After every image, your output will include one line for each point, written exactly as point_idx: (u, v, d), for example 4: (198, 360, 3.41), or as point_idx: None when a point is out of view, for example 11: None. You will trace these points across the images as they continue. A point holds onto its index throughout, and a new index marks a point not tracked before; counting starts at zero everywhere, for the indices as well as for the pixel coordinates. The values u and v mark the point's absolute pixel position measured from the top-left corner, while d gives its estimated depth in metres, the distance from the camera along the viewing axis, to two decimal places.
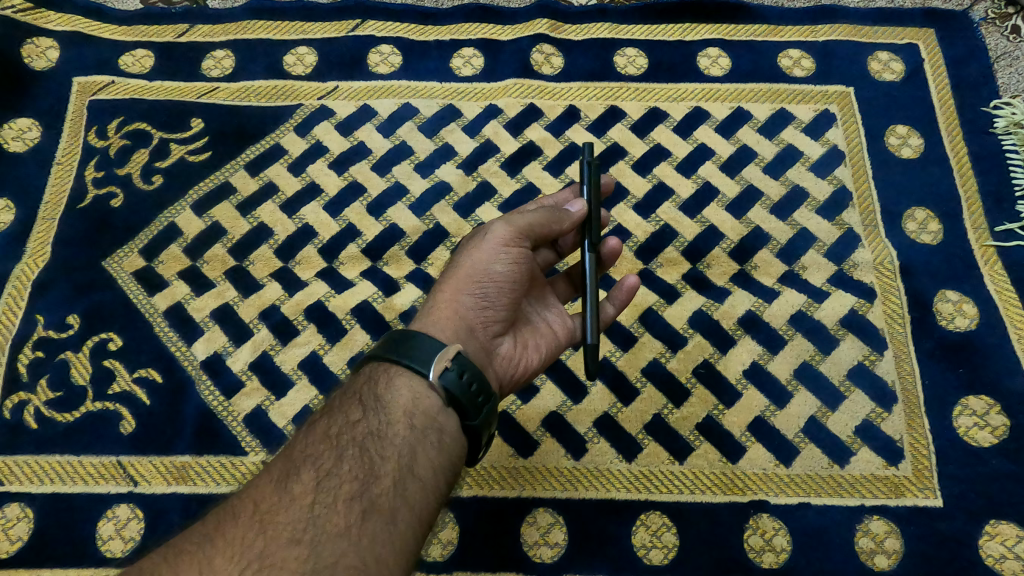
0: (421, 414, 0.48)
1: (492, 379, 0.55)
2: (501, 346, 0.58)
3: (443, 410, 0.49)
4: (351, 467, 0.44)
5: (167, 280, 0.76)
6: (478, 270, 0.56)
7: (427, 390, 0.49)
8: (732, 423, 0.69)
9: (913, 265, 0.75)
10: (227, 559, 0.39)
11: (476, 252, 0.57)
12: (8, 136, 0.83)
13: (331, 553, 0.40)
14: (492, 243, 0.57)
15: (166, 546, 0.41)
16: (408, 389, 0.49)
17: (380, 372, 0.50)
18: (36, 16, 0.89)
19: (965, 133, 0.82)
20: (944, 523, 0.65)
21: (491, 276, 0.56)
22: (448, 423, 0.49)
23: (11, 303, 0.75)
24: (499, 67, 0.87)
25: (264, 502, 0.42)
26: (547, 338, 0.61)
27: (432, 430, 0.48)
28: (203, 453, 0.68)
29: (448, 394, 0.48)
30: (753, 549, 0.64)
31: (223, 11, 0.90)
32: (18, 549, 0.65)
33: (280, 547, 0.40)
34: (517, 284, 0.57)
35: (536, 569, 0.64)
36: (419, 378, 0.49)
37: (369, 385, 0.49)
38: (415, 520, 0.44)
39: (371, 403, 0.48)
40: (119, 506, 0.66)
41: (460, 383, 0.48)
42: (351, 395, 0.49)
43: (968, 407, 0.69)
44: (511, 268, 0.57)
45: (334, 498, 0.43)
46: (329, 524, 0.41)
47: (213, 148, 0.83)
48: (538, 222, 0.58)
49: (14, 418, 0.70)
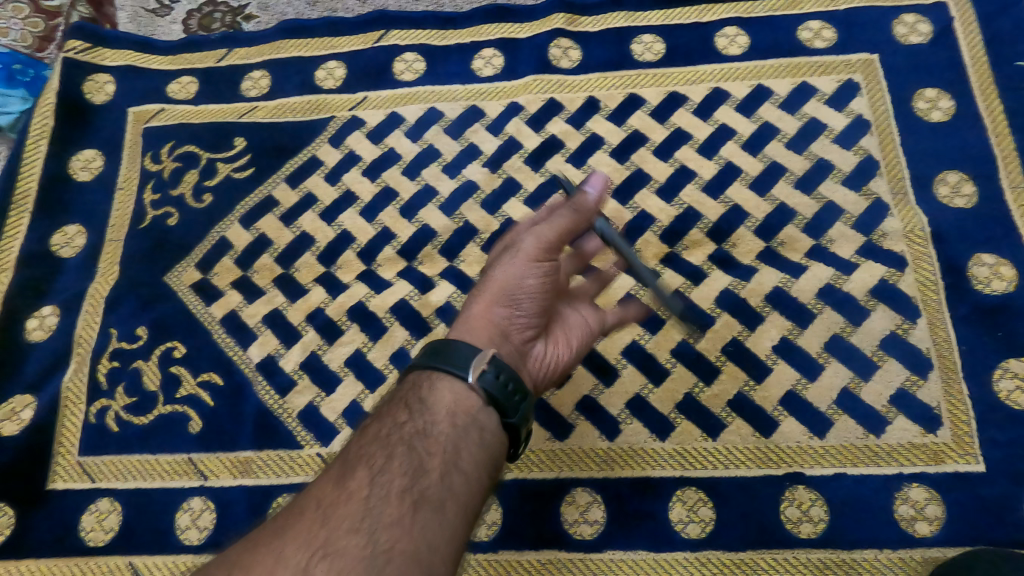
0: (462, 413, 0.51)
1: (527, 380, 0.57)
2: (534, 348, 0.59)
3: (484, 409, 0.52)
4: (400, 463, 0.48)
5: (221, 290, 0.82)
6: (511, 282, 0.57)
7: (467, 391, 0.52)
8: (764, 399, 0.70)
9: (945, 231, 0.74)
10: (297, 548, 0.42)
11: (509, 262, 0.58)
12: (76, 167, 0.91)
13: (389, 538, 0.43)
14: (523, 257, 0.57)
15: (244, 541, 0.44)
16: (449, 391, 0.52)
17: (422, 378, 0.53)
18: (94, 55, 0.96)
19: (1000, 90, 0.79)
20: (986, 488, 0.64)
21: (522, 288, 0.57)
22: (487, 420, 0.52)
23: (88, 318, 0.82)
24: (519, 64, 0.89)
25: (326, 497, 0.46)
26: (576, 334, 0.63)
27: (473, 428, 0.51)
28: (264, 448, 0.74)
29: (487, 395, 0.52)
30: (791, 521, 0.65)
31: (257, 34, 0.95)
32: (110, 538, 0.72)
33: (344, 536, 0.43)
34: (548, 293, 0.59)
35: (576, 547, 0.66)
36: (459, 381, 0.52)
37: (413, 390, 0.53)
38: (461, 510, 0.47)
39: (416, 406, 0.51)
40: (192, 499, 0.72)
41: (498, 383, 0.52)
42: (397, 400, 0.53)
43: (1009, 370, 0.68)
44: (542, 278, 0.58)
45: (387, 491, 0.46)
46: (384, 513, 0.44)
47: (256, 164, 0.89)
48: (565, 229, 0.58)
49: (97, 422, 0.77)
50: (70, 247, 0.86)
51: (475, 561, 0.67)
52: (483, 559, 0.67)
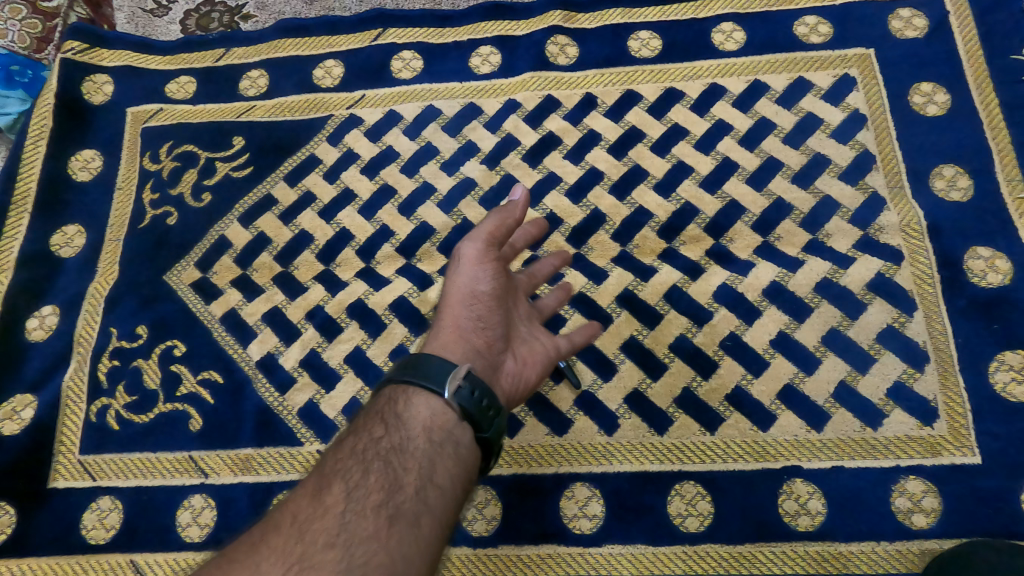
0: (438, 428, 0.52)
1: (500, 394, 0.58)
2: (506, 364, 0.60)
3: (459, 424, 0.53)
4: (375, 478, 0.48)
5: (221, 288, 0.83)
6: (464, 291, 0.60)
7: (443, 407, 0.53)
8: (762, 393, 0.70)
9: (941, 224, 0.74)
10: (273, 563, 0.42)
11: (458, 276, 0.61)
12: (75, 168, 0.91)
13: (363, 553, 0.43)
14: (469, 264, 0.61)
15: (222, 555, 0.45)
16: (425, 406, 0.53)
17: (399, 392, 0.54)
18: (92, 56, 0.96)
19: (995, 84, 0.80)
20: (983, 480, 0.64)
21: (476, 295, 0.60)
22: (463, 435, 0.52)
23: (88, 318, 0.82)
24: (516, 62, 0.89)
25: (301, 513, 0.46)
26: (543, 349, 0.63)
27: (449, 442, 0.52)
28: (264, 445, 0.74)
29: (463, 410, 0.52)
30: (789, 514, 0.65)
31: (255, 33, 0.96)
32: (112, 536, 0.72)
33: (318, 551, 0.43)
34: (501, 300, 0.61)
35: (575, 541, 0.67)
36: (436, 397, 0.53)
37: (390, 404, 0.53)
38: (437, 525, 0.47)
39: (392, 420, 0.52)
40: (193, 497, 0.73)
41: (473, 399, 0.52)
42: (373, 414, 0.53)
43: (1005, 362, 0.68)
44: (492, 282, 0.61)
45: (363, 506, 0.46)
46: (359, 529, 0.44)
47: (255, 163, 0.89)
48: (499, 229, 0.62)
49: (98, 421, 0.77)
50: (70, 247, 0.87)
51: (475, 556, 0.67)
52: (482, 553, 0.67)
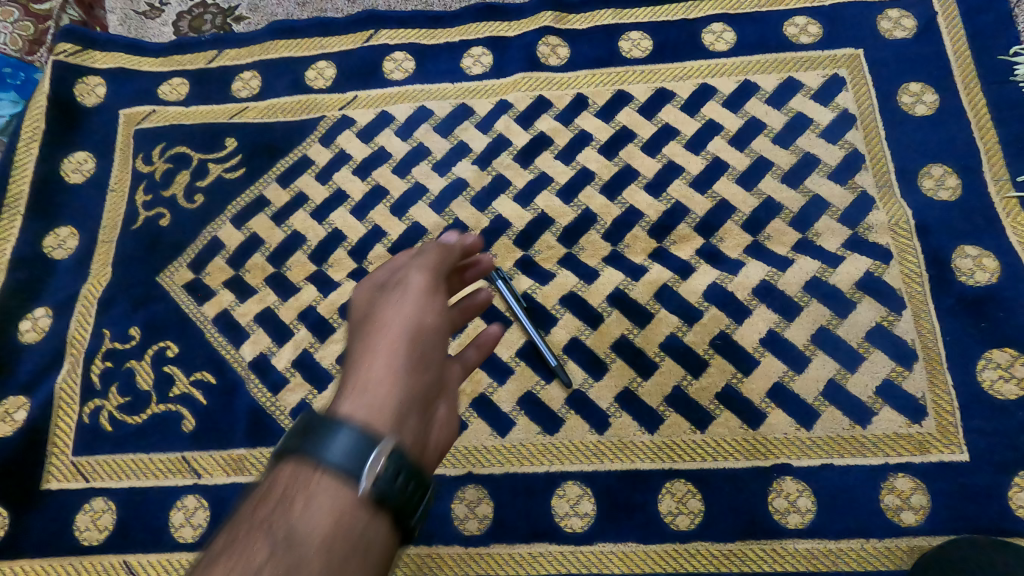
0: (340, 539, 0.41)
1: (428, 455, 0.48)
2: (438, 416, 0.50)
3: (370, 521, 0.42)
4: None
5: (214, 289, 0.83)
6: (400, 331, 0.50)
7: (352, 505, 0.42)
8: (752, 391, 0.70)
9: (929, 223, 0.75)
10: None
11: (398, 311, 0.51)
12: (67, 169, 0.91)
13: None
14: (413, 297, 0.52)
15: None
16: (327, 504, 0.42)
17: (297, 485, 0.43)
18: (85, 57, 0.96)
19: (983, 83, 0.80)
20: (970, 477, 0.65)
21: (415, 337, 0.50)
22: (376, 534, 0.42)
23: (81, 319, 0.82)
24: (508, 63, 0.90)
25: None
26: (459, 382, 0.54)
27: (355, 552, 0.41)
28: (257, 445, 0.74)
29: (379, 499, 0.42)
30: (778, 511, 0.66)
31: (247, 35, 0.96)
32: (105, 537, 0.72)
33: None
34: (441, 341, 0.52)
35: (567, 540, 0.67)
36: (341, 487, 0.42)
37: (284, 503, 0.43)
38: None
39: (284, 531, 0.41)
40: (186, 497, 0.73)
41: (394, 484, 0.43)
42: (263, 516, 0.43)
43: (992, 360, 0.69)
44: (433, 321, 0.51)
45: None
46: None
47: (247, 164, 0.89)
48: (442, 263, 0.55)
49: (91, 422, 0.78)
50: (63, 249, 0.87)
51: (466, 555, 0.68)
52: (474, 552, 0.68)
